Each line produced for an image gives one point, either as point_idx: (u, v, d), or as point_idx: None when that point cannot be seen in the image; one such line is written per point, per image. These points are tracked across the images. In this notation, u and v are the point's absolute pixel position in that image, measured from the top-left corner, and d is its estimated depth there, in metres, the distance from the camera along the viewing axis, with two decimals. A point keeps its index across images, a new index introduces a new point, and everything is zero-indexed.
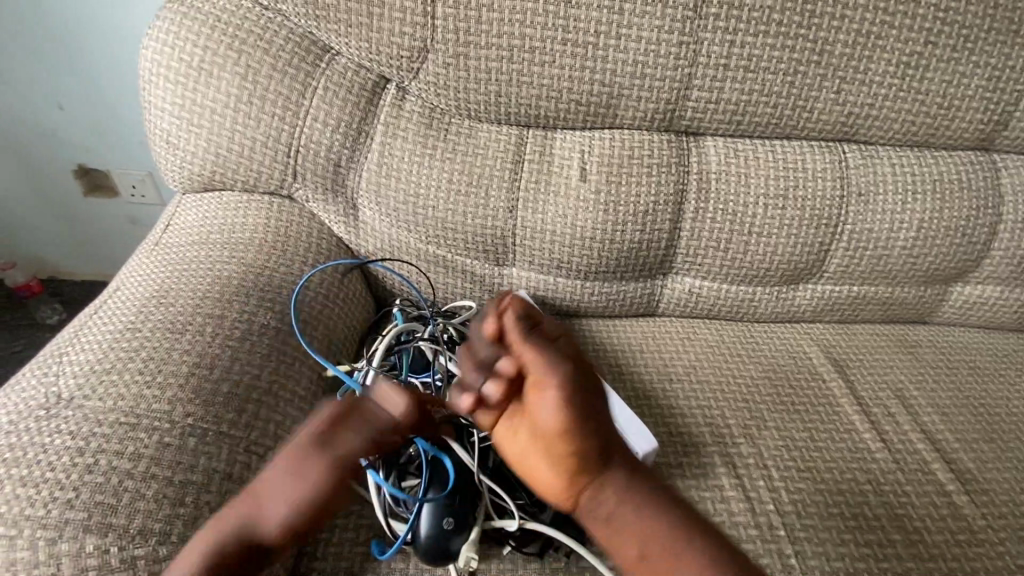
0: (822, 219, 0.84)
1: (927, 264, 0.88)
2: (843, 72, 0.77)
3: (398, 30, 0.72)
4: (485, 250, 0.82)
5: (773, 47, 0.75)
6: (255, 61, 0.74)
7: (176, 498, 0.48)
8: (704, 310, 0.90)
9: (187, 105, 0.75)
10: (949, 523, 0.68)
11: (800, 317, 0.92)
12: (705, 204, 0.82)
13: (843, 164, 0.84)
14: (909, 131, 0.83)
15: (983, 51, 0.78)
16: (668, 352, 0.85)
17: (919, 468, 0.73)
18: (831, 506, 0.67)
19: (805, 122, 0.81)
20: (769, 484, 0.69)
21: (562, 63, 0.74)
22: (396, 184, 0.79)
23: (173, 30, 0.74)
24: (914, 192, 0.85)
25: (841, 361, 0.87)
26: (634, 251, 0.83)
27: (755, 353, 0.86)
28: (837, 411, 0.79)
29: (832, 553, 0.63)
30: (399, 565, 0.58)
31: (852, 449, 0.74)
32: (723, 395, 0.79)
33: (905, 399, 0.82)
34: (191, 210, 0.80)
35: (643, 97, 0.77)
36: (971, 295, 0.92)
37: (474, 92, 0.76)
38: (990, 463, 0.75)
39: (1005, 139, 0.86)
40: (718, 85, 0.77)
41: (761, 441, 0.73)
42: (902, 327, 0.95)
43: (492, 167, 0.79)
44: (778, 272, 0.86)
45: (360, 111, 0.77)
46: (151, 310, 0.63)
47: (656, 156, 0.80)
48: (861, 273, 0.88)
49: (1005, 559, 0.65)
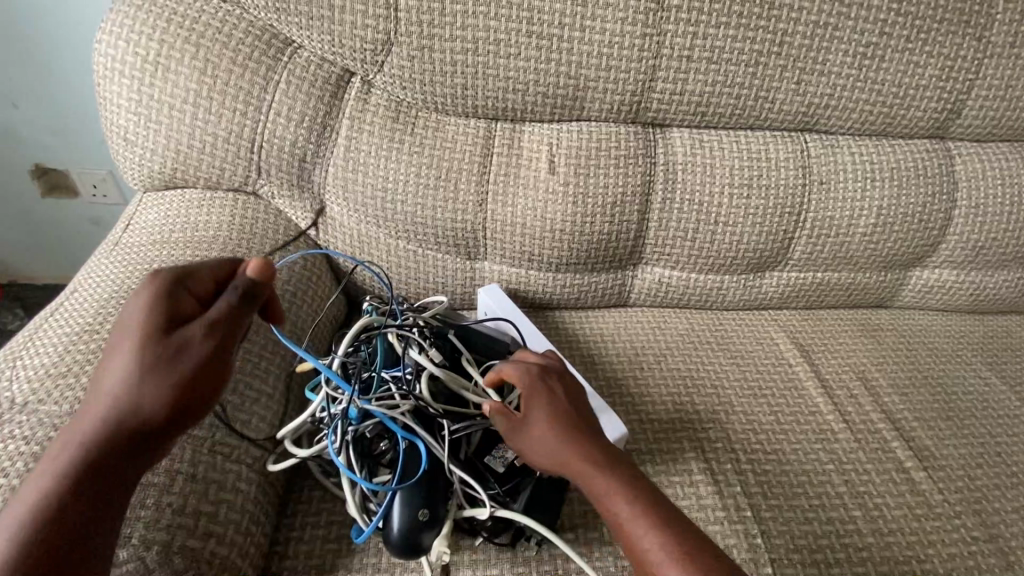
0: (785, 207, 0.85)
1: (887, 249, 0.90)
2: (803, 62, 0.79)
3: (360, 22, 0.71)
4: (457, 244, 0.82)
5: (734, 38, 0.76)
6: (214, 55, 0.72)
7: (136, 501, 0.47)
8: (675, 300, 0.92)
9: (144, 102, 0.73)
10: (906, 498, 0.70)
11: (768, 304, 0.95)
12: (672, 193, 0.83)
13: (805, 153, 0.86)
14: (867, 121, 0.85)
15: (936, 40, 0.80)
16: (640, 342, 0.86)
17: (879, 446, 0.76)
18: (796, 486, 0.69)
19: (767, 113, 0.83)
20: (737, 467, 0.70)
21: (527, 55, 0.74)
22: (362, 179, 0.78)
23: (129, 23, 0.72)
24: (873, 179, 0.87)
25: (807, 347, 0.89)
26: (605, 243, 0.84)
27: (725, 341, 0.88)
28: (802, 393, 0.81)
29: (798, 531, 0.65)
30: (372, 560, 0.58)
31: (816, 430, 0.76)
32: (693, 383, 0.80)
33: (868, 381, 0.85)
34: (152, 208, 0.78)
35: (610, 89, 0.78)
36: (930, 279, 0.96)
37: (440, 86, 0.76)
38: (947, 440, 0.78)
39: (959, 127, 0.88)
40: (682, 77, 0.78)
41: (730, 424, 0.75)
42: (865, 311, 0.98)
43: (459, 159, 0.79)
44: (745, 260, 0.88)
45: (324, 105, 0.76)
46: (110, 311, 0.61)
47: (623, 147, 0.81)
48: (825, 261, 0.90)
49: (960, 532, 0.68)
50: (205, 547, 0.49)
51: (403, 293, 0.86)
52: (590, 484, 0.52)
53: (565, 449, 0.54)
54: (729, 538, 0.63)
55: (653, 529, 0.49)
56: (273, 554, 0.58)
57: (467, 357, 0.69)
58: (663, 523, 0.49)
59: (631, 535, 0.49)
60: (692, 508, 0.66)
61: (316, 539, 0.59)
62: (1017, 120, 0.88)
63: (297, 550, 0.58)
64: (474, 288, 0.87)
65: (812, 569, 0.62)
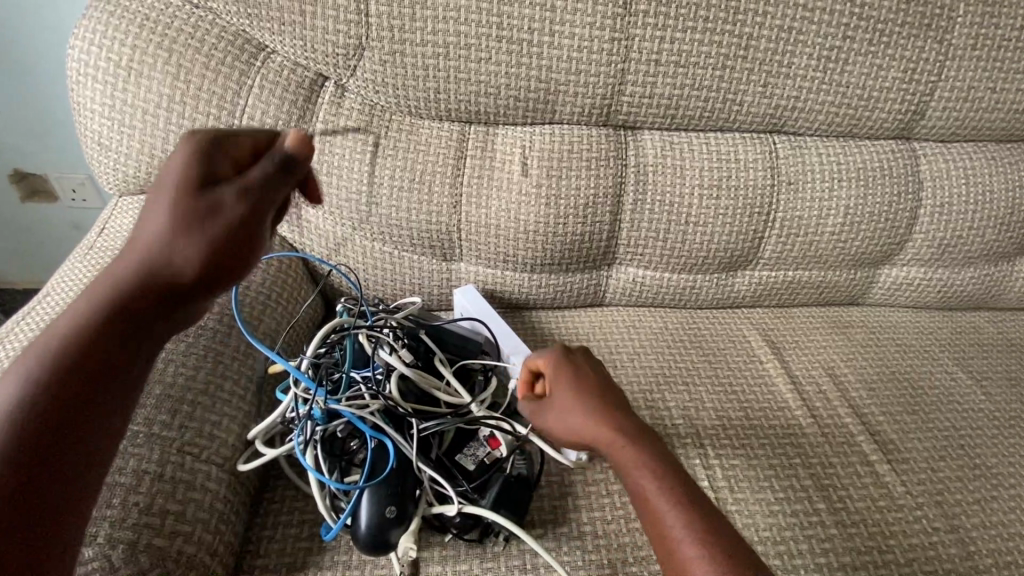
0: (754, 207, 0.87)
1: (855, 248, 0.92)
2: (769, 66, 0.81)
3: (332, 27, 0.72)
4: (432, 246, 0.84)
5: (701, 42, 0.78)
6: (186, 60, 0.73)
7: (103, 500, 0.48)
8: (650, 299, 0.94)
9: (118, 107, 0.74)
10: (869, 490, 0.72)
11: (741, 302, 0.96)
12: (643, 194, 0.85)
13: (773, 154, 0.87)
14: (833, 123, 0.87)
15: (898, 43, 0.82)
16: (614, 340, 0.88)
17: (845, 440, 0.77)
18: (762, 480, 0.71)
19: (736, 115, 0.84)
20: (705, 462, 0.72)
21: (498, 59, 0.75)
22: (337, 181, 0.79)
23: (102, 29, 0.72)
24: (840, 179, 0.89)
25: (778, 344, 0.91)
26: (578, 243, 0.85)
27: (698, 339, 0.89)
28: (772, 389, 0.83)
29: (762, 524, 0.66)
30: (343, 558, 0.59)
31: (784, 425, 0.78)
32: (665, 380, 0.82)
33: (836, 376, 0.87)
34: (127, 212, 0.79)
35: (581, 92, 0.79)
36: (898, 277, 0.98)
37: (413, 90, 0.77)
38: (912, 433, 0.80)
39: (924, 128, 0.90)
40: (651, 80, 0.79)
41: (700, 420, 0.77)
42: (837, 309, 1.00)
43: (433, 162, 0.80)
44: (716, 260, 0.90)
45: (297, 109, 0.77)
46: None
47: (595, 150, 0.83)
48: (794, 259, 0.92)
49: (922, 523, 0.69)
50: (172, 545, 0.50)
51: (380, 294, 0.87)
52: (618, 456, 0.53)
53: (594, 426, 0.56)
54: None
55: (676, 506, 0.48)
56: (245, 553, 0.59)
57: (439, 357, 0.71)
58: (692, 509, 0.48)
59: (654, 510, 0.49)
60: None
61: (288, 538, 0.60)
62: (980, 120, 0.90)
63: (269, 549, 0.59)
64: (450, 289, 0.88)
65: (775, 560, 0.63)
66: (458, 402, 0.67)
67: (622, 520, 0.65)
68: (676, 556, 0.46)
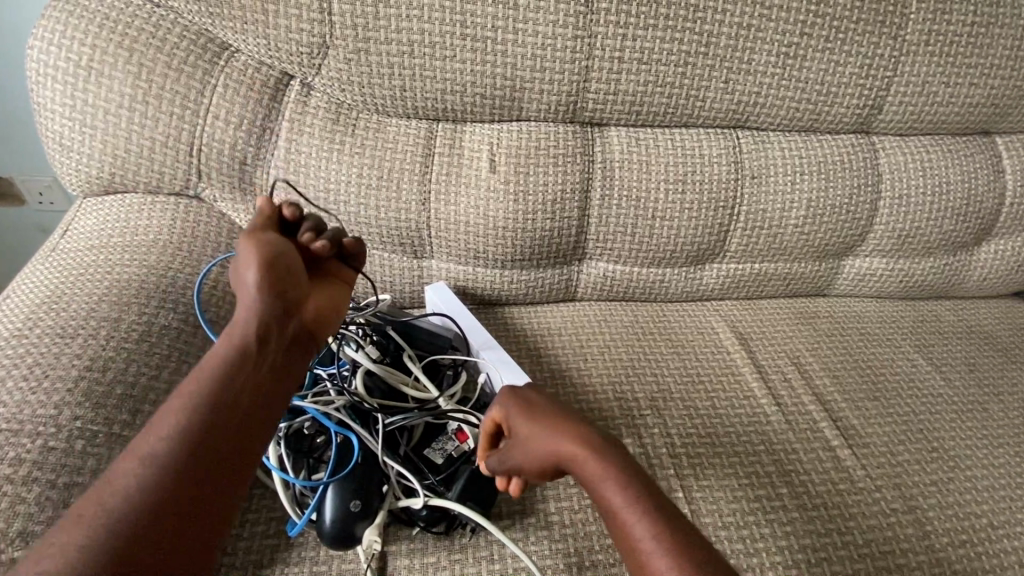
0: (719, 202, 0.89)
1: (818, 239, 0.95)
2: (730, 62, 0.82)
3: (294, 25, 0.72)
4: (402, 243, 0.84)
5: (663, 40, 0.80)
6: (148, 59, 0.72)
7: (59, 501, 0.48)
8: (621, 294, 0.95)
9: (79, 107, 0.73)
10: (830, 475, 0.74)
11: (710, 295, 0.98)
12: (611, 190, 0.86)
13: (737, 149, 0.89)
14: (794, 118, 0.89)
15: (854, 40, 0.85)
16: (585, 334, 0.89)
17: (808, 426, 0.79)
18: (727, 467, 0.72)
19: (699, 111, 0.86)
20: (671, 451, 0.73)
21: (463, 57, 0.76)
22: (304, 180, 0.79)
23: (60, 28, 0.71)
24: (802, 173, 0.91)
25: (746, 335, 0.93)
26: (547, 238, 0.86)
27: (667, 332, 0.91)
28: (738, 379, 0.85)
29: (726, 509, 0.68)
30: (310, 553, 0.59)
31: (749, 413, 0.80)
32: (634, 372, 0.83)
33: (801, 365, 0.89)
34: (91, 214, 0.78)
35: (546, 89, 0.80)
36: (861, 268, 1.00)
37: (378, 88, 0.77)
38: (872, 418, 0.82)
39: (882, 122, 0.93)
40: (615, 77, 0.81)
41: (667, 411, 0.78)
42: (804, 300, 1.03)
43: (400, 159, 0.80)
44: (684, 253, 0.92)
45: (262, 108, 0.77)
46: (41, 316, 0.61)
47: (562, 146, 0.84)
48: (759, 252, 0.94)
49: (880, 504, 0.71)
50: None
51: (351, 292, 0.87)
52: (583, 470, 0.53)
53: (558, 449, 0.54)
54: None
55: (645, 518, 0.48)
56: None
57: (406, 353, 0.71)
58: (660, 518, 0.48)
59: (623, 524, 0.49)
60: None
61: (255, 536, 0.60)
62: (935, 114, 0.93)
63: (236, 547, 0.59)
64: (421, 286, 0.88)
65: (738, 544, 0.65)
66: (425, 396, 0.68)
67: (589, 509, 0.66)
68: (647, 567, 0.47)
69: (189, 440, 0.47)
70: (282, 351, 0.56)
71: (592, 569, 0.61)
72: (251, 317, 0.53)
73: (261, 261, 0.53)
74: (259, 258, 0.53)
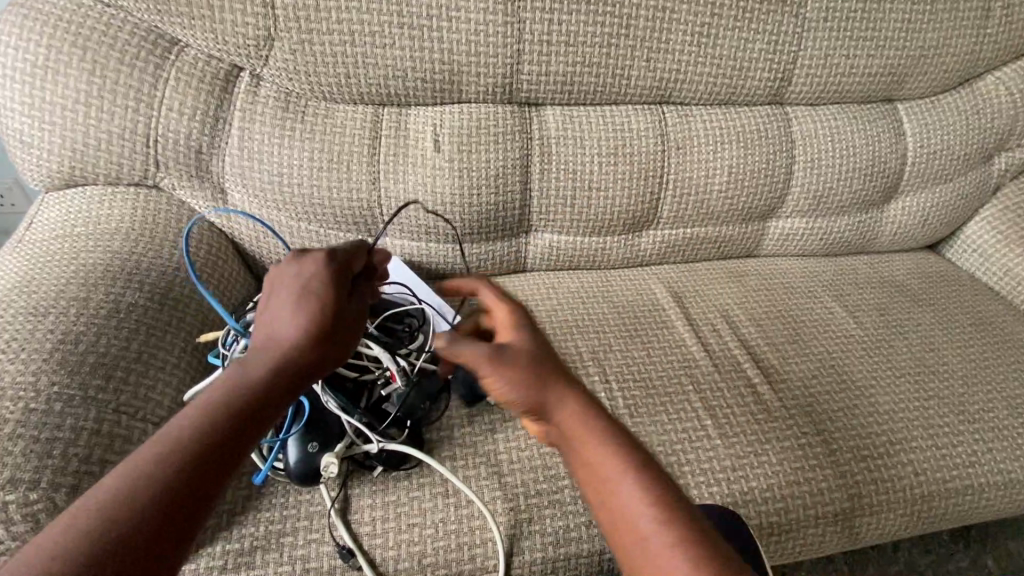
0: (649, 171, 0.97)
1: (743, 203, 1.04)
2: (649, 42, 0.90)
3: (240, 20, 0.77)
4: (356, 223, 0.90)
5: (586, 23, 0.87)
6: (101, 56, 0.76)
7: (42, 452, 0.53)
8: (568, 262, 1.03)
9: (36, 103, 0.77)
10: (751, 407, 0.83)
11: (649, 260, 1.07)
12: (549, 165, 0.93)
13: (663, 123, 0.97)
14: (714, 91, 0.98)
15: (760, 18, 0.93)
16: (534, 299, 0.96)
17: (733, 368, 0.88)
18: (658, 405, 0.81)
19: (625, 89, 0.94)
20: (609, 394, 0.81)
21: (402, 45, 0.82)
22: (260, 166, 0.84)
23: (13, 30, 0.75)
24: (724, 142, 1.00)
25: (681, 293, 1.01)
26: (493, 212, 0.93)
27: (609, 293, 0.99)
28: (673, 331, 0.93)
29: (657, 440, 0.77)
30: (281, 499, 0.65)
31: (681, 360, 0.88)
32: (578, 329, 0.91)
33: (730, 316, 0.98)
34: (54, 206, 0.82)
35: (482, 73, 0.87)
36: (785, 228, 1.10)
37: (324, 76, 0.83)
38: (791, 357, 0.92)
39: (793, 93, 1.02)
40: (545, 59, 0.88)
41: (607, 361, 0.86)
42: (735, 261, 1.12)
43: (350, 143, 0.86)
44: (621, 221, 1.00)
45: (215, 99, 0.81)
46: (12, 299, 0.66)
47: (501, 126, 0.90)
48: (690, 217, 1.03)
49: (794, 429, 0.81)
50: None
51: None
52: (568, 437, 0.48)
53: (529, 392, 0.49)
54: None
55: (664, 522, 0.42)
56: None
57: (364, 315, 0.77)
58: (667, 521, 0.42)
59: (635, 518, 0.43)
60: None
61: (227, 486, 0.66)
62: (839, 84, 1.03)
63: None
64: None
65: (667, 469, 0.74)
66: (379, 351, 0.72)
67: (535, 446, 0.73)
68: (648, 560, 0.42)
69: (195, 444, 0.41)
70: (310, 363, 0.49)
71: (536, 497, 0.69)
72: (288, 339, 0.48)
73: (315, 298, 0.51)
74: (305, 300, 0.50)
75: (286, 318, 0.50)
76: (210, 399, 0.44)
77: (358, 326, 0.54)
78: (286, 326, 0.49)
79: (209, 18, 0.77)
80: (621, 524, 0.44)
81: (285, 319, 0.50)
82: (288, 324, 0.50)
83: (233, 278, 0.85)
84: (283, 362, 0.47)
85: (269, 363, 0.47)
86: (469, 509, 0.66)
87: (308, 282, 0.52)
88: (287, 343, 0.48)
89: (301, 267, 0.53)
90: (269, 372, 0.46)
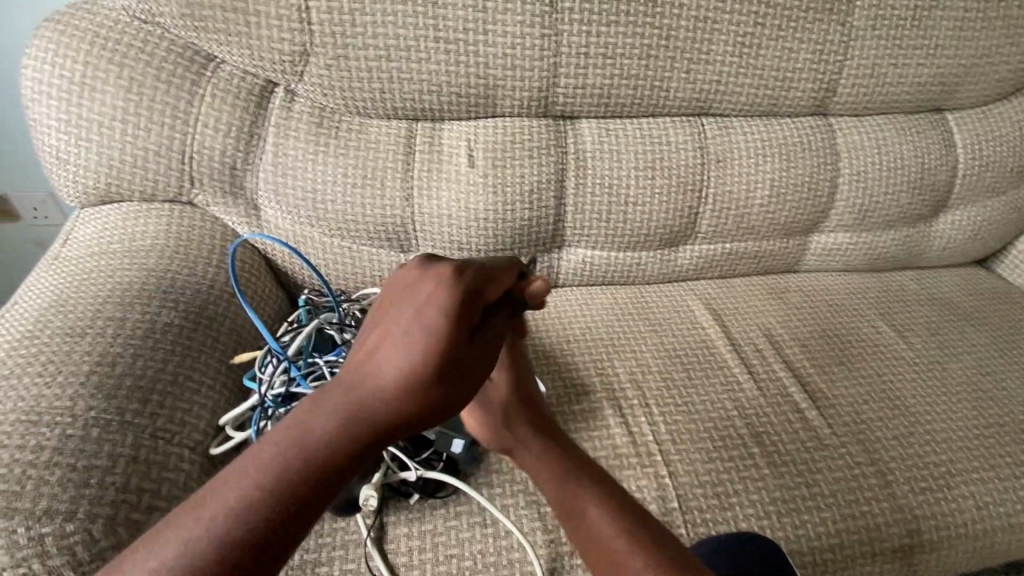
0: (687, 185, 0.94)
1: (784, 217, 1.00)
2: (689, 53, 0.88)
3: (276, 35, 0.76)
4: (389, 239, 0.88)
5: (625, 35, 0.84)
6: (138, 73, 0.76)
7: (79, 481, 0.52)
8: (601, 278, 1.00)
9: (74, 121, 0.77)
10: (800, 434, 0.79)
11: (686, 276, 1.03)
12: (584, 179, 0.91)
13: (702, 136, 0.95)
14: (755, 103, 0.94)
15: (806, 28, 0.90)
16: (568, 316, 0.93)
17: (779, 392, 0.84)
18: (702, 432, 0.77)
19: (664, 101, 0.91)
20: (650, 419, 0.78)
21: (437, 59, 0.80)
22: (293, 182, 0.83)
23: (53, 48, 0.75)
24: (765, 155, 0.96)
25: (720, 311, 0.98)
26: (527, 228, 0.91)
27: (646, 311, 0.96)
28: (713, 351, 0.90)
29: (702, 469, 0.73)
30: (315, 527, 0.63)
31: (724, 383, 0.85)
32: (615, 349, 0.88)
33: (772, 336, 0.94)
34: (90, 222, 0.82)
35: (518, 86, 0.85)
36: (827, 243, 1.06)
37: (359, 91, 0.82)
38: (839, 381, 0.88)
39: (837, 104, 0.99)
40: (582, 71, 0.85)
41: (646, 384, 0.83)
42: (774, 276, 1.08)
43: (383, 158, 0.85)
44: (657, 236, 0.97)
45: (250, 115, 0.81)
46: (49, 319, 0.65)
47: (536, 140, 0.88)
48: (729, 231, 1.00)
49: (847, 458, 0.77)
50: (148, 519, 0.54)
51: (341, 288, 0.91)
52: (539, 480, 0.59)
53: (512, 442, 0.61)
54: (641, 480, 0.72)
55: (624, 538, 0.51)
56: None
57: None
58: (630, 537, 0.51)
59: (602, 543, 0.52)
60: (609, 457, 0.73)
61: None
62: (887, 94, 0.99)
63: None
64: None
65: (713, 500, 0.71)
66: None
67: None
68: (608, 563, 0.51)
69: (258, 510, 0.35)
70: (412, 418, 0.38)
71: None
72: (384, 384, 0.37)
73: (425, 337, 0.37)
74: (413, 336, 0.37)
75: (389, 358, 0.37)
76: (273, 456, 0.36)
77: (472, 374, 0.40)
78: (386, 364, 0.37)
79: (245, 35, 0.76)
80: (593, 548, 0.52)
81: (385, 353, 0.38)
82: (386, 365, 0.37)
83: (266, 294, 0.84)
84: (368, 417, 0.37)
85: (347, 415, 0.37)
86: (508, 540, 0.64)
87: (421, 308, 0.38)
88: (382, 394, 0.37)
89: (419, 284, 0.40)
90: (361, 423, 0.37)
